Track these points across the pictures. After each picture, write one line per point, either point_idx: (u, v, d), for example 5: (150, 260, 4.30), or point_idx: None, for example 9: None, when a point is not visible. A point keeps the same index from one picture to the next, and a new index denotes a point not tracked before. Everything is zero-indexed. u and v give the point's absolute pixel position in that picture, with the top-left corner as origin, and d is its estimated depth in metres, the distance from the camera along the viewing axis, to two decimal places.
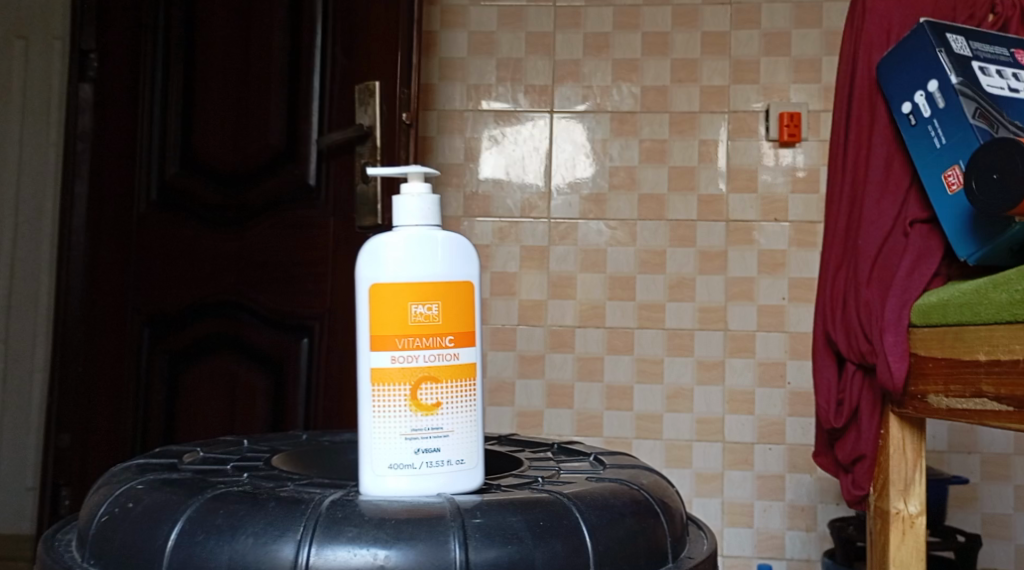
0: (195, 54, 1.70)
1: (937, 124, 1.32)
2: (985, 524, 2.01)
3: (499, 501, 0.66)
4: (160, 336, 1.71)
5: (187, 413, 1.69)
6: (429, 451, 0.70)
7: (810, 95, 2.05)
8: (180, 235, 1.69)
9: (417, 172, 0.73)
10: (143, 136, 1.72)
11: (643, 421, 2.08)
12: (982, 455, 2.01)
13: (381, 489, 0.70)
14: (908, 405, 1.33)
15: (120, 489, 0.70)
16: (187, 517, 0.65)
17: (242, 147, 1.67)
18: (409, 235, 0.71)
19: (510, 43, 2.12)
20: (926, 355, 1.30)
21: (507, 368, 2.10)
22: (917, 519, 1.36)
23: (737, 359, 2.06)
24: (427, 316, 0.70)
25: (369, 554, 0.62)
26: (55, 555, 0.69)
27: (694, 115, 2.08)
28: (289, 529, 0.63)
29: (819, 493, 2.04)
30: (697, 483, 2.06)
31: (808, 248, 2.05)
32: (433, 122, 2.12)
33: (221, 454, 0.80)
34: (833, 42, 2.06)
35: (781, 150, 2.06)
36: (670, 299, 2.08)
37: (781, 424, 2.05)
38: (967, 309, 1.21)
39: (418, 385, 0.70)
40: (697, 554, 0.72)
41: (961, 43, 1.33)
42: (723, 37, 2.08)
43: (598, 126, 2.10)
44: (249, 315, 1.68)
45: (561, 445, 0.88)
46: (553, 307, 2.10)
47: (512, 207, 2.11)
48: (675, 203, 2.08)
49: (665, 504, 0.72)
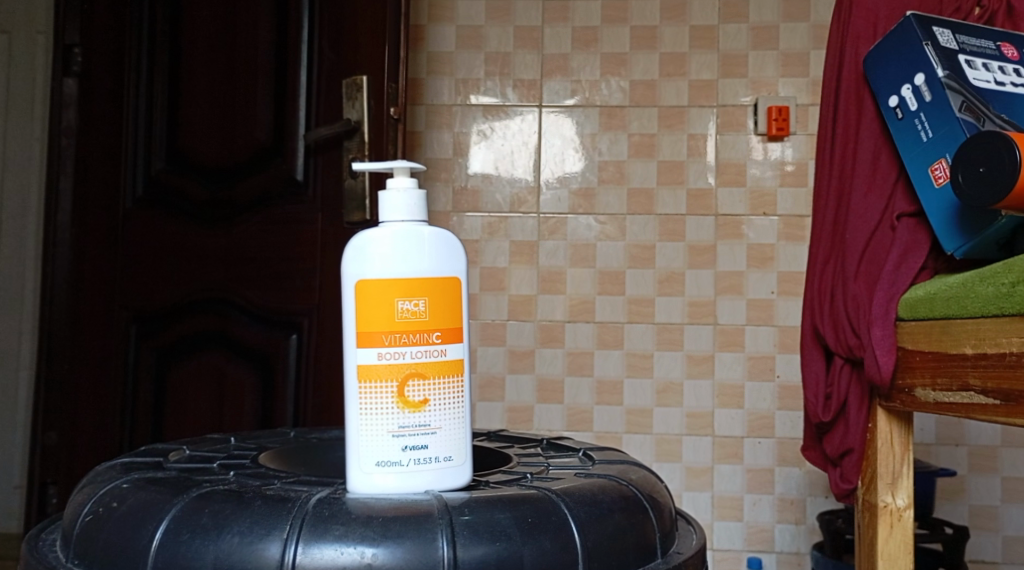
0: (180, 50, 1.69)
1: (924, 117, 1.32)
2: (973, 516, 2.02)
3: (487, 498, 0.66)
4: (147, 332, 1.71)
5: (175, 409, 1.69)
6: (416, 448, 0.70)
7: (798, 89, 2.05)
8: (166, 231, 1.69)
9: (403, 168, 0.73)
10: (130, 132, 1.72)
11: (633, 416, 2.08)
12: (970, 448, 2.02)
13: (369, 486, 0.69)
14: (896, 399, 1.33)
15: (105, 488, 0.70)
16: (172, 517, 0.65)
17: (229, 143, 1.66)
18: (395, 230, 0.71)
19: (499, 38, 2.11)
20: (913, 348, 1.30)
21: (497, 363, 2.10)
22: (905, 512, 1.36)
23: (727, 354, 2.07)
24: (413, 312, 0.70)
25: (356, 552, 0.62)
26: (39, 555, 0.69)
27: (683, 109, 2.08)
28: (275, 528, 0.63)
29: (809, 486, 2.04)
30: (687, 477, 2.06)
31: (796, 242, 2.06)
32: (421, 116, 2.12)
33: (208, 452, 0.80)
34: (821, 35, 2.06)
35: (769, 144, 2.06)
36: (660, 294, 2.08)
37: (770, 418, 2.05)
38: (955, 302, 1.21)
39: (405, 381, 0.70)
40: (686, 550, 0.72)
41: (947, 37, 1.34)
42: (710, 30, 2.08)
43: (586, 120, 2.10)
44: (238, 312, 1.68)
45: (549, 441, 0.88)
46: (542, 302, 2.10)
47: (501, 201, 2.11)
48: (664, 198, 2.08)
49: (654, 500, 0.72)
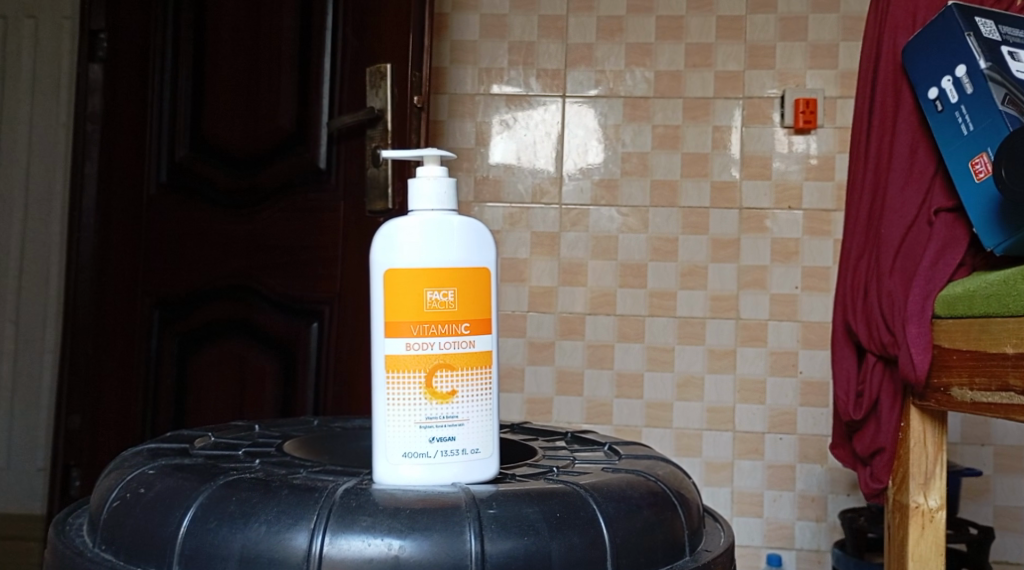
0: (205, 36, 1.68)
1: (965, 110, 1.30)
2: (997, 516, 2.00)
3: (514, 491, 0.65)
4: (171, 318, 1.71)
5: (196, 395, 1.69)
6: (444, 440, 0.69)
7: (826, 81, 2.03)
8: (191, 217, 1.68)
9: (433, 155, 0.72)
10: (155, 117, 1.72)
11: (653, 410, 2.06)
12: (995, 448, 2.00)
13: (396, 478, 0.68)
14: (931, 398, 1.31)
15: (131, 473, 0.69)
16: (199, 504, 0.64)
17: (252, 131, 1.66)
18: (426, 219, 0.69)
19: (523, 27, 2.10)
20: (949, 347, 1.28)
21: (517, 355, 2.09)
22: (937, 513, 1.35)
23: (749, 348, 2.05)
24: (442, 302, 0.69)
25: (383, 544, 0.61)
26: (66, 540, 0.68)
27: (708, 101, 2.06)
28: (302, 517, 0.62)
29: (830, 484, 2.02)
30: (706, 471, 2.05)
31: (821, 237, 2.03)
32: (444, 106, 2.11)
33: (233, 439, 0.79)
34: (850, 27, 2.03)
35: (795, 137, 2.04)
36: (682, 287, 2.06)
37: (792, 414, 2.04)
38: (995, 300, 1.19)
39: (433, 372, 0.69)
40: (714, 548, 0.71)
41: (990, 27, 1.32)
42: (738, 21, 2.05)
43: (610, 111, 2.08)
44: (262, 300, 1.67)
45: (574, 433, 0.86)
46: (563, 294, 2.08)
47: (523, 192, 2.09)
48: (688, 189, 2.06)
49: (682, 496, 0.71)
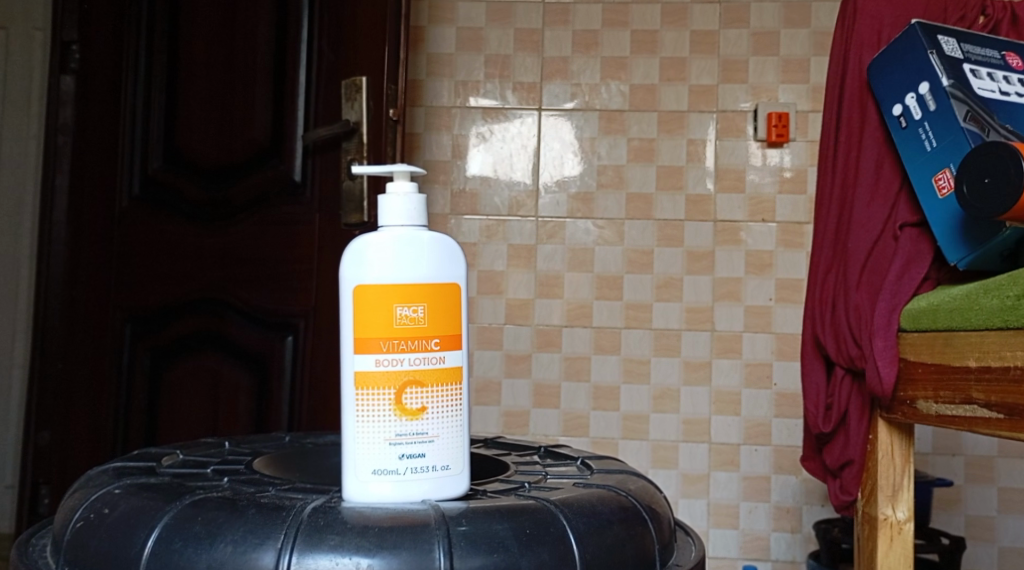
0: (179, 48, 1.68)
1: (928, 127, 1.31)
2: (969, 526, 2.01)
3: (484, 508, 0.65)
4: (143, 333, 1.70)
5: (168, 413, 1.67)
6: (413, 457, 0.69)
7: (798, 95, 2.05)
8: (165, 232, 1.68)
9: (403, 172, 0.72)
10: (126, 130, 1.73)
11: (629, 422, 2.07)
12: (966, 458, 2.02)
13: (364, 495, 0.68)
14: (897, 410, 1.33)
15: (96, 493, 0.69)
16: (164, 525, 0.64)
17: (227, 144, 1.65)
18: (396, 236, 0.70)
19: (499, 40, 2.11)
20: (915, 360, 1.30)
21: (494, 367, 2.09)
22: (905, 525, 1.36)
23: (724, 360, 2.06)
24: (412, 318, 0.69)
25: (351, 563, 0.61)
26: (29, 561, 0.68)
27: (682, 114, 2.07)
28: (269, 537, 0.62)
29: (805, 494, 2.04)
30: (682, 483, 2.05)
31: (794, 249, 2.05)
32: (420, 118, 2.11)
33: (201, 457, 0.78)
34: (822, 42, 2.05)
35: (768, 150, 2.06)
36: (657, 299, 2.07)
37: (767, 425, 2.05)
38: (958, 314, 1.20)
39: (403, 389, 0.69)
40: (685, 562, 0.71)
41: (952, 45, 1.34)
42: (711, 35, 2.07)
43: (586, 124, 2.09)
44: (235, 314, 1.66)
45: (547, 448, 0.87)
46: (540, 306, 2.09)
47: (499, 205, 2.10)
48: (663, 203, 2.07)
49: (653, 511, 0.71)
